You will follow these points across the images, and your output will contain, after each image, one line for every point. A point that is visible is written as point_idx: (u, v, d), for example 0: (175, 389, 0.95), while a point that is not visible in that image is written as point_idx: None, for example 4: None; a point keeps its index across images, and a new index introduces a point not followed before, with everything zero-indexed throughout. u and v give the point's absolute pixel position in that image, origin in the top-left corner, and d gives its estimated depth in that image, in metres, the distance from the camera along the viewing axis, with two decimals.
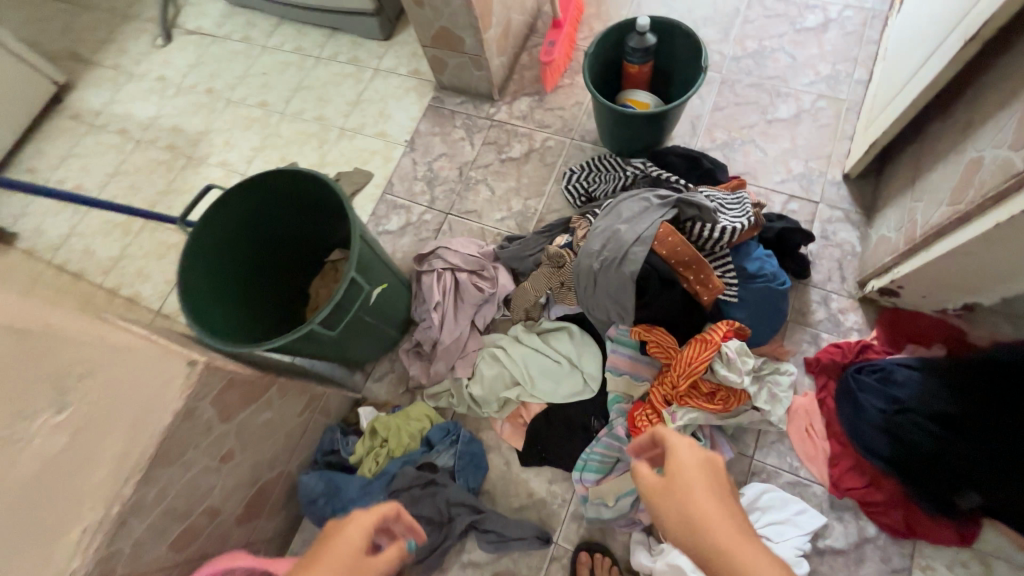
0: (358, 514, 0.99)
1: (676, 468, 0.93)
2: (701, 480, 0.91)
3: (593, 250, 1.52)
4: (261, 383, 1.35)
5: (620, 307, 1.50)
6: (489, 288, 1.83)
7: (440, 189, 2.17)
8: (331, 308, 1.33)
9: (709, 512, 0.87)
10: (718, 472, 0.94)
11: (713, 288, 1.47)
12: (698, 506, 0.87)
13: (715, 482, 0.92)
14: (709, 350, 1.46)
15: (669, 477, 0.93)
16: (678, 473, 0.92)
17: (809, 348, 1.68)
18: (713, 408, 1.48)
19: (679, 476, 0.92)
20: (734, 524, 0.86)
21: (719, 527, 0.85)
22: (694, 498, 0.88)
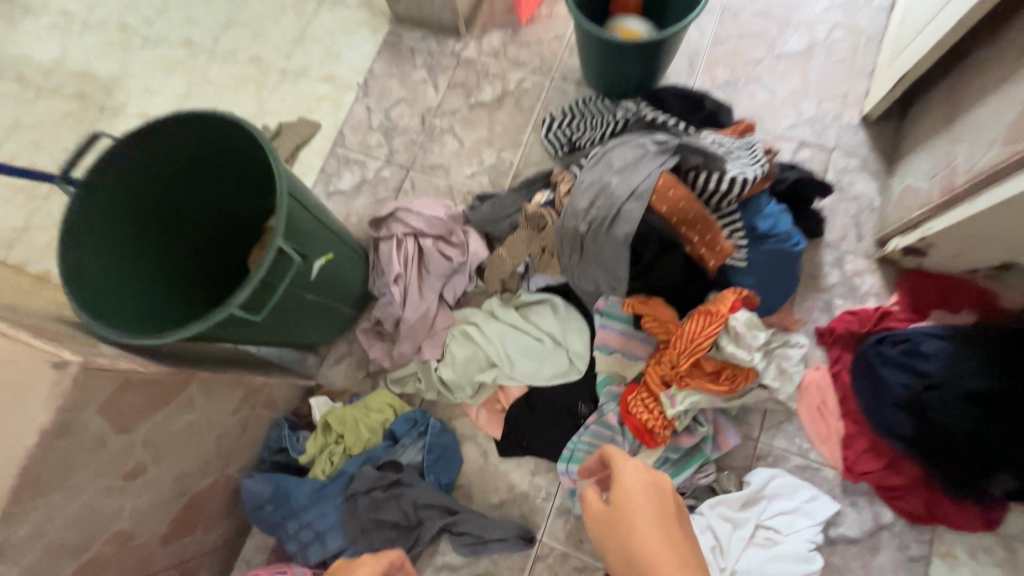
0: (366, 558, 1.08)
1: (622, 495, 0.99)
2: (646, 507, 0.96)
3: (580, 208, 1.26)
4: (174, 381, 1.09)
5: (612, 276, 1.26)
6: (459, 256, 1.57)
7: (400, 141, 1.86)
8: (254, 286, 1.04)
9: (653, 537, 0.93)
10: (663, 490, 0.99)
11: (722, 252, 1.24)
12: (641, 541, 0.93)
13: (660, 503, 0.97)
14: (714, 324, 1.25)
15: (614, 505, 0.99)
16: (623, 498, 0.98)
17: (821, 316, 1.49)
18: (718, 391, 1.28)
19: (624, 505, 0.98)
20: (673, 544, 0.93)
21: (656, 550, 0.92)
22: (637, 523, 0.95)
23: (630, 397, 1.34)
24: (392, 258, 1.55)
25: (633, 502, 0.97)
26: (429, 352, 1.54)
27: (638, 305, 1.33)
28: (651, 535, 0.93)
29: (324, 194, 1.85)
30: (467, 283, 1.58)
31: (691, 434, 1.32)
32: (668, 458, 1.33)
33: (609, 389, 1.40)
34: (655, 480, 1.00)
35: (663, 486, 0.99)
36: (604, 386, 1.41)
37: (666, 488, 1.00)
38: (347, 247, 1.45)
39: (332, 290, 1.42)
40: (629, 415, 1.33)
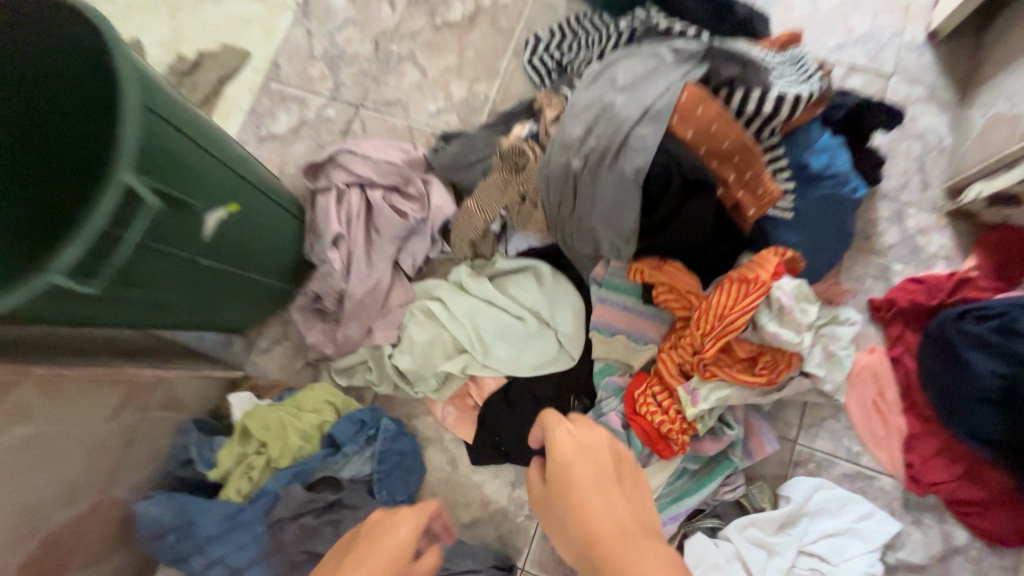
0: (399, 512, 0.74)
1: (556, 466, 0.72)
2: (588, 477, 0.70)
3: (573, 136, 0.92)
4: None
5: (615, 229, 0.93)
6: (418, 212, 1.22)
7: (348, 72, 1.49)
8: (85, 245, 0.69)
9: (599, 516, 0.67)
10: (608, 450, 0.72)
11: (767, 197, 0.90)
12: (588, 518, 0.67)
13: (606, 469, 0.70)
14: (752, 296, 0.93)
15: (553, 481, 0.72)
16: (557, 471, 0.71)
17: (875, 285, 1.18)
18: (754, 383, 0.97)
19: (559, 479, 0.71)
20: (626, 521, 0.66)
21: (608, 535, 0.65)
22: (578, 502, 0.68)
23: (638, 392, 1.03)
24: (330, 215, 1.20)
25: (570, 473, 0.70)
26: (381, 337, 1.23)
27: (650, 271, 1.01)
28: (599, 514, 0.67)
29: (255, 140, 1.48)
30: (428, 248, 1.24)
31: (716, 439, 1.02)
32: (686, 469, 1.03)
33: (609, 381, 1.08)
34: (598, 439, 0.72)
35: (610, 447, 0.72)
36: (603, 376, 1.09)
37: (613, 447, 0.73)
38: (264, 196, 1.09)
39: (243, 253, 1.07)
40: (636, 416, 1.01)
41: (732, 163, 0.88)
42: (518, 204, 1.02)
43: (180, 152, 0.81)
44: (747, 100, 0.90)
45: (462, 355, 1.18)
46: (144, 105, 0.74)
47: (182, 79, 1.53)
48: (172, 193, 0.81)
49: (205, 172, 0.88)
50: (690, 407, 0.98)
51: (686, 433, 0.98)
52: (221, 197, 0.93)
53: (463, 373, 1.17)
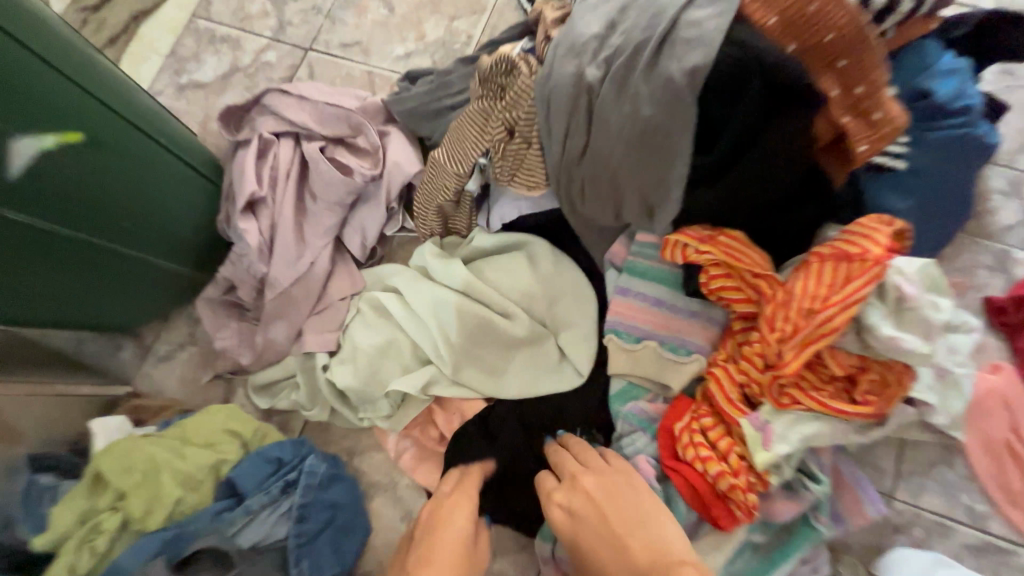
0: (444, 518, 0.66)
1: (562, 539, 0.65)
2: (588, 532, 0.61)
3: (587, 34, 0.61)
4: None
5: (652, 176, 0.62)
6: (369, 171, 0.90)
7: (297, 8, 1.18)
8: None
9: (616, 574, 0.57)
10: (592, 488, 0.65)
11: (888, 123, 0.57)
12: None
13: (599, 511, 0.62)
14: (857, 282, 0.61)
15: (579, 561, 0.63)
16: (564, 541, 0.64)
17: (992, 279, 0.87)
18: (853, 415, 0.65)
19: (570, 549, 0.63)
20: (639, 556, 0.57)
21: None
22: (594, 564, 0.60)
23: (679, 428, 0.70)
24: (248, 171, 0.88)
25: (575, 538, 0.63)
26: (313, 342, 0.89)
27: (697, 246, 0.67)
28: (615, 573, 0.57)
29: (174, 89, 1.16)
30: (383, 221, 0.91)
31: (794, 499, 0.68)
32: (749, 542, 0.70)
33: (634, 409, 0.75)
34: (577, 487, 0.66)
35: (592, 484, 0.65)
36: (624, 402, 0.76)
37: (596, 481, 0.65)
38: (151, 139, 0.79)
39: (105, 212, 0.76)
40: (676, 464, 0.70)
41: (836, 70, 0.56)
42: (504, 143, 0.70)
43: None
44: None
45: (426, 367, 0.83)
46: None
47: (87, 14, 1.21)
48: None
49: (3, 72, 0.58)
50: (759, 452, 0.65)
51: (751, 492, 0.66)
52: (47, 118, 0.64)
53: (423, 395, 0.83)
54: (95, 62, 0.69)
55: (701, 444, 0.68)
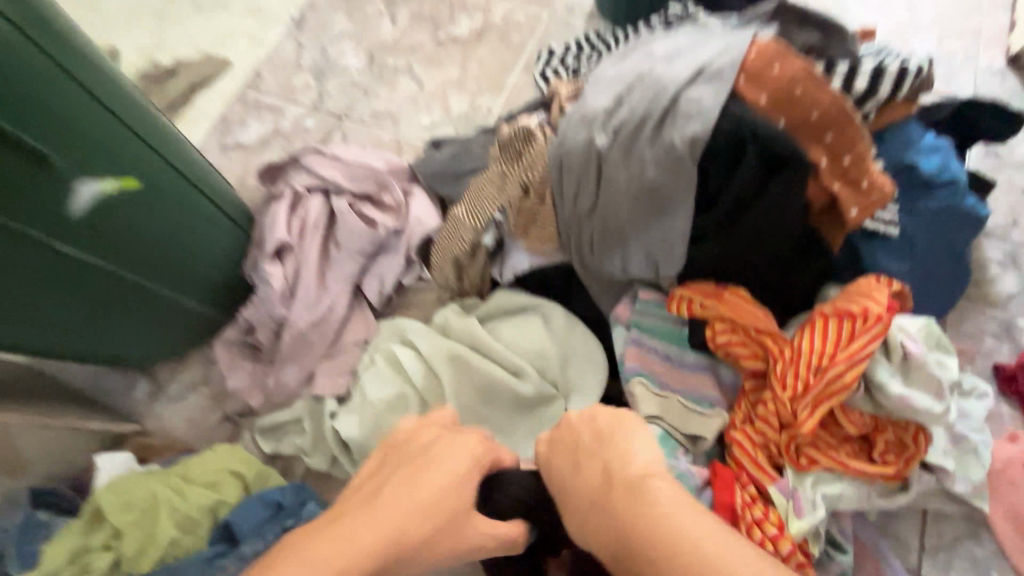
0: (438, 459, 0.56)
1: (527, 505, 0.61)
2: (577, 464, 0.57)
3: (598, 107, 0.69)
4: None
5: (658, 231, 0.66)
6: (392, 225, 0.97)
7: (336, 83, 1.32)
8: None
9: (594, 503, 0.52)
10: (593, 436, 0.57)
11: (874, 192, 0.62)
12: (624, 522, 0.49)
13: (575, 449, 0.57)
14: (862, 338, 0.62)
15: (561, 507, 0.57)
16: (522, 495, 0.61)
17: (999, 346, 0.87)
18: (874, 475, 0.64)
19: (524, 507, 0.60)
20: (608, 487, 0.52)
21: (608, 516, 0.50)
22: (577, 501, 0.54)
23: (739, 507, 0.63)
24: (280, 220, 0.95)
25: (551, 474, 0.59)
26: (322, 385, 0.91)
27: (702, 301, 0.70)
28: (592, 511, 0.52)
29: (218, 149, 1.28)
30: (400, 270, 0.96)
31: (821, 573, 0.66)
32: None
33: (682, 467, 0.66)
34: (556, 430, 0.61)
35: (576, 426, 0.59)
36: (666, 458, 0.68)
37: (585, 417, 0.59)
38: (197, 191, 0.84)
39: (142, 255, 0.79)
40: None
41: (822, 144, 0.62)
42: (520, 200, 0.76)
43: (25, 77, 0.58)
44: (832, 74, 0.67)
45: None
46: None
47: (152, 86, 1.36)
48: None
49: (76, 121, 0.64)
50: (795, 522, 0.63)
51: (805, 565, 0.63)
52: (112, 165, 0.69)
53: None
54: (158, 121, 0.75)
55: (763, 521, 0.63)
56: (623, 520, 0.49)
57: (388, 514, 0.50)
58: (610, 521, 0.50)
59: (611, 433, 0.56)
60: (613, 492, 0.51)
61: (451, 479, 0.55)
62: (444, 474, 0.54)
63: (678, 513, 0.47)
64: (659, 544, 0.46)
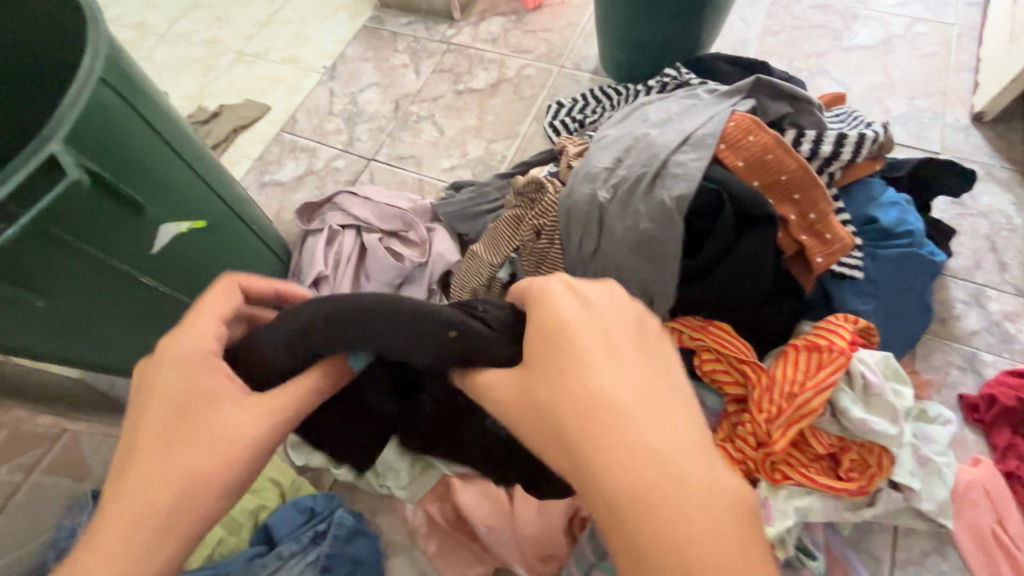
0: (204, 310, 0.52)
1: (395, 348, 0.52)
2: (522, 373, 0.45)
3: (600, 166, 0.81)
4: None
5: (650, 274, 0.76)
6: (416, 259, 1.08)
7: (365, 128, 1.46)
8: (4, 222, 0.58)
9: (558, 423, 0.41)
10: (575, 332, 0.43)
11: (836, 243, 0.73)
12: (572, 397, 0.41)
13: (558, 350, 0.43)
14: (826, 369, 0.72)
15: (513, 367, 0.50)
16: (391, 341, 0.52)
17: (963, 378, 0.96)
18: (840, 490, 0.72)
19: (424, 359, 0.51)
20: (602, 407, 0.39)
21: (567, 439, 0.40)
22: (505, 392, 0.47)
23: None
24: (317, 255, 1.06)
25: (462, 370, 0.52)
26: None
27: (691, 333, 0.79)
28: (548, 399, 0.42)
29: (256, 185, 1.40)
30: (423, 300, 1.07)
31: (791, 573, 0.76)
32: None
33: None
34: (542, 305, 0.45)
35: (565, 325, 0.44)
36: None
37: (575, 309, 0.44)
38: (244, 225, 0.95)
39: (205, 286, 0.89)
40: None
41: (791, 201, 0.74)
42: (532, 242, 0.87)
43: (133, 141, 0.70)
44: (801, 140, 0.80)
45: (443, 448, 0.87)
46: (100, 76, 0.64)
47: (198, 127, 1.50)
48: (113, 183, 0.68)
49: (164, 172, 0.76)
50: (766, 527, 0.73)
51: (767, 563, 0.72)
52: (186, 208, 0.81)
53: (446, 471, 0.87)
54: (215, 164, 0.87)
55: None
56: (592, 427, 0.39)
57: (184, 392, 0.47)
58: (569, 440, 0.40)
59: (647, 347, 0.44)
60: (592, 406, 0.39)
61: (208, 350, 0.50)
62: (196, 342, 0.50)
63: (663, 424, 0.39)
64: (601, 469, 0.37)
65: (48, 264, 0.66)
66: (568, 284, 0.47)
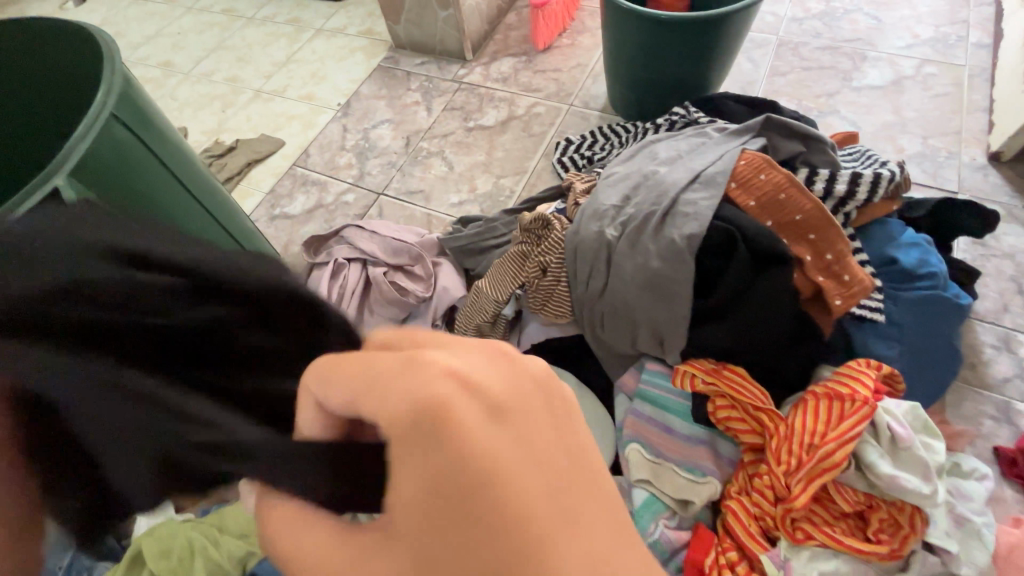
0: None
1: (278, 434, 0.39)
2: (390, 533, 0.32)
3: (608, 204, 0.79)
4: None
5: (662, 314, 0.74)
6: (421, 294, 1.05)
7: (376, 163, 1.47)
8: None
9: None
10: (514, 479, 0.32)
11: (856, 283, 0.70)
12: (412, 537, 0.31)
13: (475, 531, 0.30)
14: (850, 420, 0.67)
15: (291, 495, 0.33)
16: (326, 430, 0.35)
17: (998, 429, 0.90)
18: (870, 553, 0.66)
19: None
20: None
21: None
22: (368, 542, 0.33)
23: (709, 565, 0.68)
24: (321, 289, 1.05)
25: (271, 493, 0.35)
26: None
27: (704, 377, 0.74)
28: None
29: (267, 219, 1.41)
30: None
31: None
32: None
33: (663, 534, 0.71)
34: (435, 429, 0.31)
35: (464, 500, 0.31)
36: (650, 520, 0.73)
37: (476, 430, 0.32)
38: (249, 256, 0.95)
39: None
40: None
41: (807, 241, 0.71)
42: (538, 279, 0.84)
43: (140, 173, 0.70)
44: (815, 179, 0.78)
45: None
46: (111, 111, 0.64)
47: (213, 161, 1.53)
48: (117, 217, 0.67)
49: (170, 205, 0.75)
50: None
51: None
52: (189, 241, 0.80)
53: None
54: (222, 197, 0.87)
55: None
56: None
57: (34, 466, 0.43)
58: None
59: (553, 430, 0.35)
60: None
61: None
62: None
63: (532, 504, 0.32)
64: None
65: None
66: (474, 385, 0.33)
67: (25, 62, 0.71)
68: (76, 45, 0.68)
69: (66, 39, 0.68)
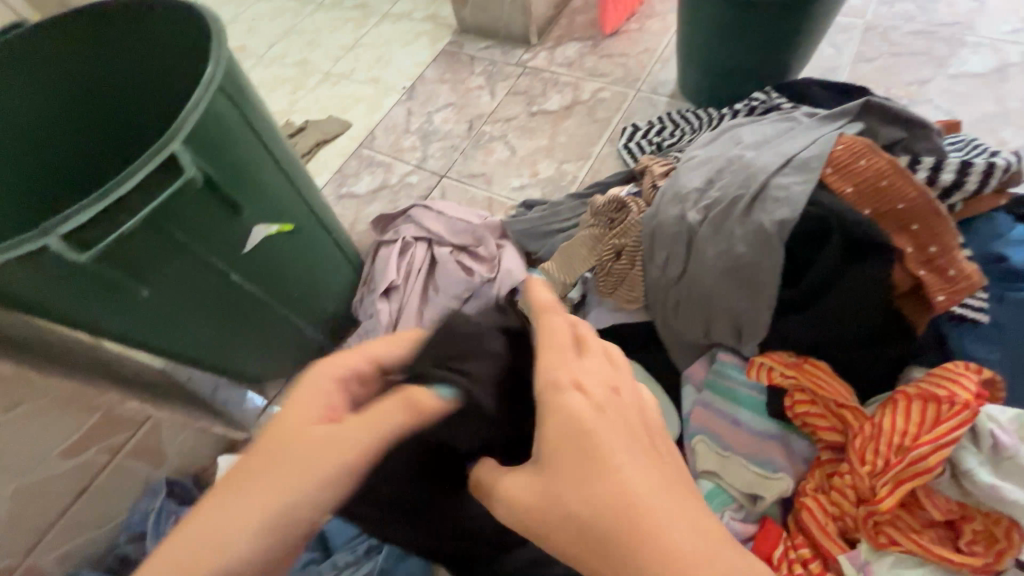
0: None
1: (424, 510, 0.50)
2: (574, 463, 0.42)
3: (690, 186, 0.78)
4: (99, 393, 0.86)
5: (743, 303, 0.72)
6: (485, 274, 1.07)
7: (439, 146, 1.49)
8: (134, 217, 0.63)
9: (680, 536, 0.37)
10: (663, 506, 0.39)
11: (963, 279, 0.64)
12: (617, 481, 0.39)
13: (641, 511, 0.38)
14: (948, 423, 0.63)
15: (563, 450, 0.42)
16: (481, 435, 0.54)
17: None
18: (960, 564, 0.62)
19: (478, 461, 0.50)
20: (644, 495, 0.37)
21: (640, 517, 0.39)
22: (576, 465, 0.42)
23: (777, 557, 0.67)
24: (391, 265, 1.08)
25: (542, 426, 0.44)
26: None
27: (782, 370, 0.72)
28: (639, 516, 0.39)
29: (334, 197, 1.46)
30: None
31: None
32: None
33: (730, 524, 0.70)
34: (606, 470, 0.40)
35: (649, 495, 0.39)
36: (715, 509, 0.72)
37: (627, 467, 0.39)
38: (324, 230, 0.99)
39: (283, 288, 0.92)
40: None
41: (909, 232, 0.67)
42: (611, 262, 0.85)
43: (239, 146, 0.73)
44: (917, 166, 0.73)
45: None
46: (218, 85, 0.68)
47: None
48: (220, 184, 0.71)
49: (264, 178, 0.79)
50: None
51: None
52: (277, 213, 0.84)
53: None
54: (303, 173, 0.90)
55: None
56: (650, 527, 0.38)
57: (313, 400, 0.47)
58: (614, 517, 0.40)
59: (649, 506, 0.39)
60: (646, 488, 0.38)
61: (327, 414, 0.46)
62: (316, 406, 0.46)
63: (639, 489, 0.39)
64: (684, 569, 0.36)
65: (155, 257, 0.70)
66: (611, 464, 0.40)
67: (130, 39, 0.76)
68: (173, 20, 0.72)
69: (176, 17, 0.72)
